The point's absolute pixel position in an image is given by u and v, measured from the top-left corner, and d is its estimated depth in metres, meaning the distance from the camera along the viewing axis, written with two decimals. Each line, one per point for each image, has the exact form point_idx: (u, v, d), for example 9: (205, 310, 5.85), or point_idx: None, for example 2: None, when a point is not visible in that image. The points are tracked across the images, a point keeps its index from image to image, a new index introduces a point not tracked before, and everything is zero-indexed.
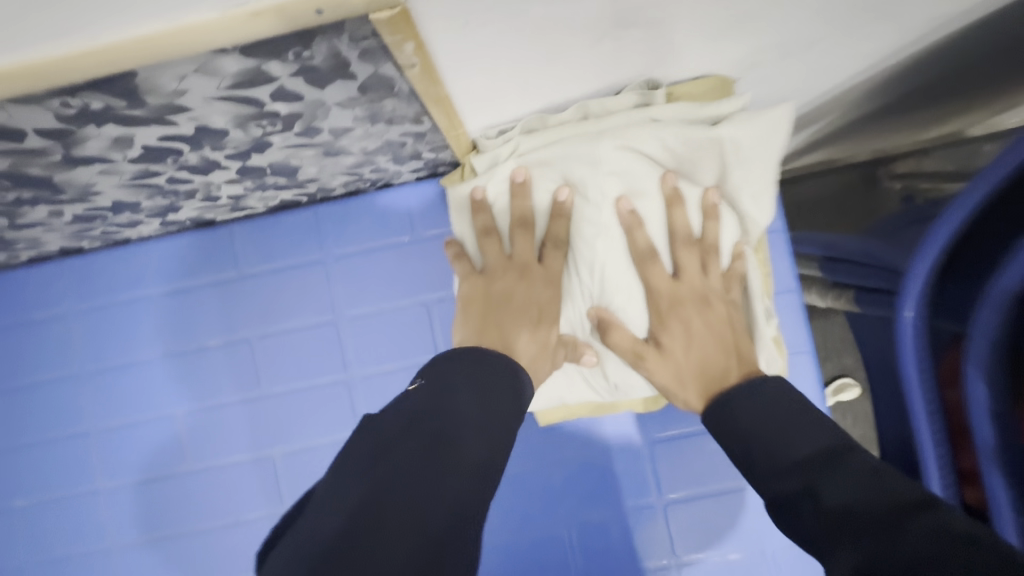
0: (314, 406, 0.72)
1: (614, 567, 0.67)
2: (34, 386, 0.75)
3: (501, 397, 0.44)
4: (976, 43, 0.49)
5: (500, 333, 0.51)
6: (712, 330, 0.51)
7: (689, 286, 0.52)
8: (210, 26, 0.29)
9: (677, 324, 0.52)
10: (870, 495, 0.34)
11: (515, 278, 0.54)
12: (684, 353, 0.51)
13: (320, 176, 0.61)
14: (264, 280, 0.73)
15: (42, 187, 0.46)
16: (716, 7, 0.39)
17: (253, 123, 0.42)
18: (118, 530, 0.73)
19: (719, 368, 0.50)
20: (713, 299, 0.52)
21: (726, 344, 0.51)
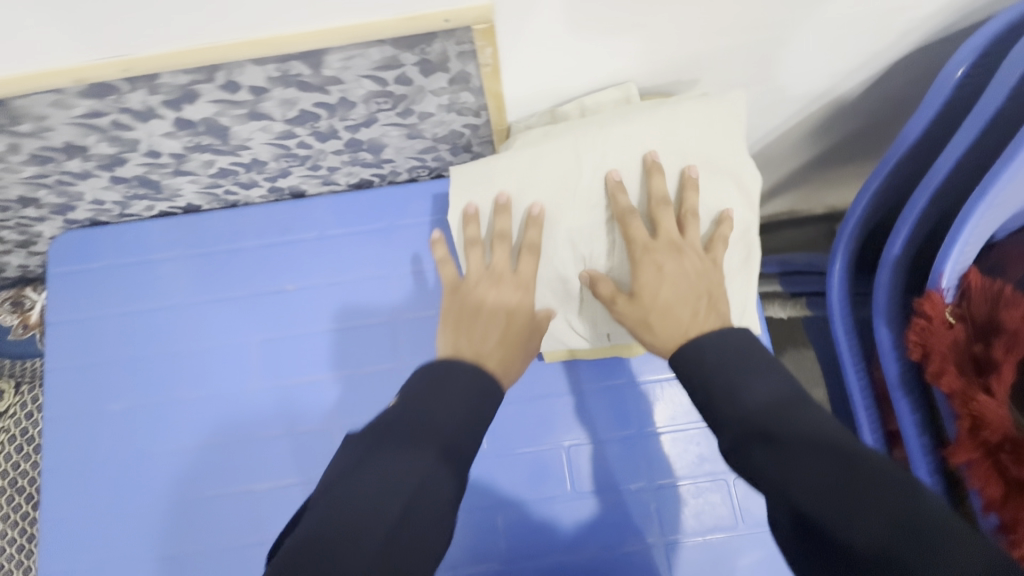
0: (372, 344, 0.82)
1: (603, 490, 0.78)
2: (120, 317, 0.82)
3: (459, 401, 0.55)
4: (858, 68, 0.71)
5: (473, 333, 0.61)
6: (687, 279, 0.60)
7: (664, 240, 0.62)
8: (383, 24, 0.50)
9: (651, 268, 0.60)
10: (803, 453, 0.44)
11: (490, 283, 0.65)
12: (657, 294, 0.60)
13: (395, 159, 0.78)
14: (341, 237, 0.84)
15: (216, 136, 0.65)
16: (680, 37, 0.59)
17: (374, 100, 0.62)
18: (184, 451, 0.80)
19: (688, 309, 0.59)
20: (687, 251, 0.61)
21: (696, 293, 0.60)
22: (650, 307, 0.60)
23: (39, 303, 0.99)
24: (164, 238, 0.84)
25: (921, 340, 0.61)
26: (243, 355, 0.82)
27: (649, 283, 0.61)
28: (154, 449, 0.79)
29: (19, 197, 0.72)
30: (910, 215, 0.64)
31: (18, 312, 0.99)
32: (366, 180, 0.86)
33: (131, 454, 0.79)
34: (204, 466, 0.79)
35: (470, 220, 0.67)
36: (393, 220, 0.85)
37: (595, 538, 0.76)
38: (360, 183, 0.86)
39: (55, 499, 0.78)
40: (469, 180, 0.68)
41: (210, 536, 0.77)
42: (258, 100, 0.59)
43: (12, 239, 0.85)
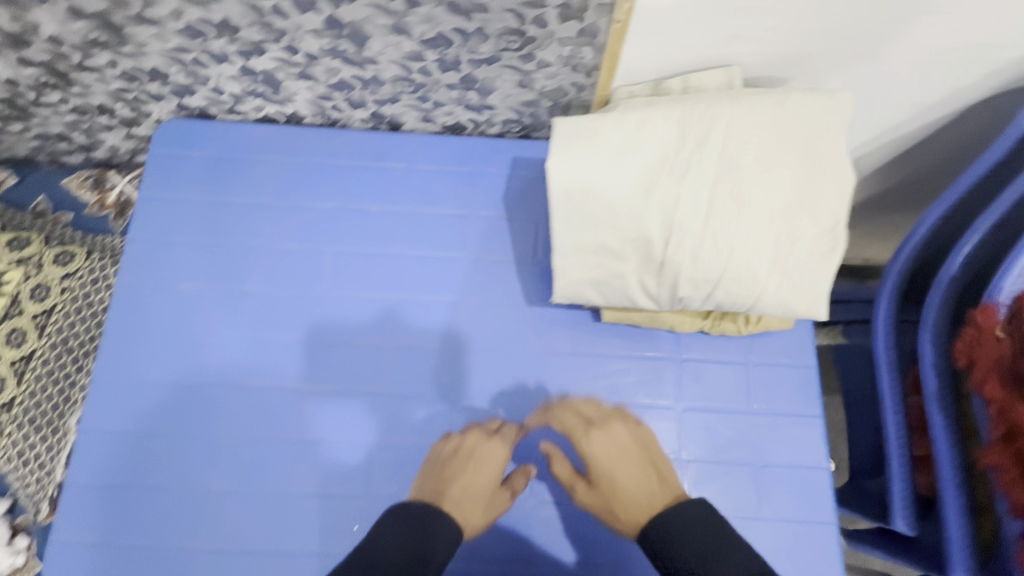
0: (434, 277, 0.83)
1: None
2: (205, 203, 0.85)
3: (433, 536, 0.61)
4: (936, 104, 0.77)
5: (450, 489, 0.68)
6: (630, 458, 0.69)
7: (600, 415, 0.74)
8: None
9: (599, 435, 0.71)
10: None
11: (478, 447, 0.73)
12: (606, 475, 0.69)
13: (497, 107, 0.84)
14: (426, 172, 0.87)
15: (353, 42, 0.71)
16: (791, 32, 0.66)
17: (506, 38, 0.69)
18: (231, 338, 0.80)
19: (640, 486, 0.67)
20: (615, 426, 0.72)
21: (642, 463, 0.69)
22: (610, 496, 0.68)
23: (120, 187, 1.05)
24: (266, 140, 0.88)
25: (968, 349, 0.66)
26: (320, 258, 0.83)
27: (606, 465, 0.69)
28: (214, 329, 0.79)
29: (155, 68, 0.78)
30: (974, 235, 0.68)
31: (98, 190, 1.04)
32: (460, 127, 0.91)
33: (189, 330, 0.79)
34: (257, 355, 0.79)
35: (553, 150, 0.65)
36: (479, 167, 0.88)
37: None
38: (455, 128, 0.91)
39: (106, 356, 0.77)
40: (564, 136, 0.65)
41: (252, 425, 0.77)
42: (406, 12, 0.66)
43: (123, 116, 0.91)
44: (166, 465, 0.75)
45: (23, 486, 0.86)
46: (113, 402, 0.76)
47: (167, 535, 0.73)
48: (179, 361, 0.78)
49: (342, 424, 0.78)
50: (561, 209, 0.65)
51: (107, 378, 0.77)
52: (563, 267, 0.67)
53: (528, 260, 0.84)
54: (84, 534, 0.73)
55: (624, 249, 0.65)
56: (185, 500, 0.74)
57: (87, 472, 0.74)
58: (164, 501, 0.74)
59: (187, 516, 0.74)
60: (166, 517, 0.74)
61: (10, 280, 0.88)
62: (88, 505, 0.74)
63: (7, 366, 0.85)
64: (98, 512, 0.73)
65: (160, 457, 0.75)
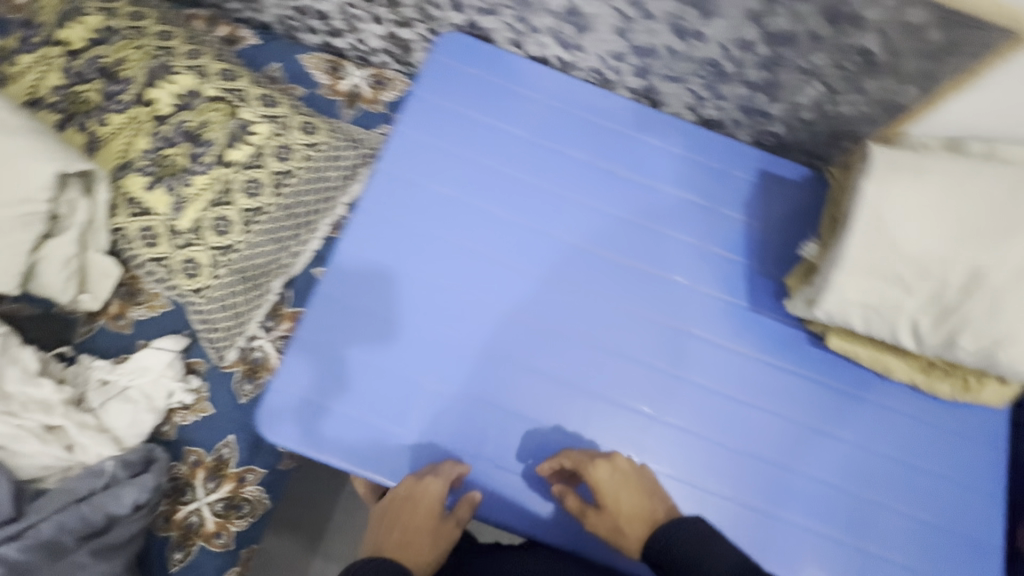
0: (665, 254, 0.88)
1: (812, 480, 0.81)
2: (472, 120, 0.88)
3: None
4: None
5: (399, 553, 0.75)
6: (636, 492, 0.75)
7: (610, 463, 0.77)
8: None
9: (603, 468, 0.76)
10: None
11: (399, 512, 0.75)
12: (625, 508, 0.75)
13: (772, 113, 0.86)
14: (678, 155, 0.91)
15: (695, 14, 0.73)
16: None
17: (844, 54, 0.71)
18: (474, 253, 0.86)
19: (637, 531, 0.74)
20: (620, 459, 0.77)
21: (642, 489, 0.76)
22: (616, 517, 0.75)
23: (352, 79, 1.06)
24: (539, 79, 0.91)
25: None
26: (561, 208, 0.88)
27: (610, 491, 0.75)
28: (453, 243, 0.85)
29: None
30: None
31: (331, 75, 1.06)
32: (714, 124, 0.94)
33: (431, 238, 0.85)
34: (481, 280, 0.85)
35: (879, 169, 0.69)
36: (728, 167, 0.92)
37: (810, 518, 0.80)
38: (709, 123, 0.94)
39: (354, 238, 0.83)
40: (889, 165, 0.69)
41: (464, 342, 0.83)
42: (774, 6, 0.68)
43: (404, 14, 0.93)
44: (384, 352, 0.81)
45: (213, 330, 0.87)
46: (352, 280, 0.82)
47: (370, 414, 0.80)
48: (425, 260, 0.84)
49: (542, 367, 0.84)
50: (865, 230, 0.68)
51: (351, 257, 0.82)
52: (845, 284, 0.70)
53: (754, 266, 0.88)
54: (300, 389, 0.79)
55: (916, 284, 0.68)
56: (393, 389, 0.81)
57: (314, 336, 0.81)
58: (373, 383, 0.80)
59: (390, 403, 0.80)
60: (373, 398, 0.80)
61: (259, 133, 0.89)
62: (320, 358, 0.80)
63: (239, 213, 0.87)
64: (315, 375, 0.80)
65: (379, 344, 0.81)
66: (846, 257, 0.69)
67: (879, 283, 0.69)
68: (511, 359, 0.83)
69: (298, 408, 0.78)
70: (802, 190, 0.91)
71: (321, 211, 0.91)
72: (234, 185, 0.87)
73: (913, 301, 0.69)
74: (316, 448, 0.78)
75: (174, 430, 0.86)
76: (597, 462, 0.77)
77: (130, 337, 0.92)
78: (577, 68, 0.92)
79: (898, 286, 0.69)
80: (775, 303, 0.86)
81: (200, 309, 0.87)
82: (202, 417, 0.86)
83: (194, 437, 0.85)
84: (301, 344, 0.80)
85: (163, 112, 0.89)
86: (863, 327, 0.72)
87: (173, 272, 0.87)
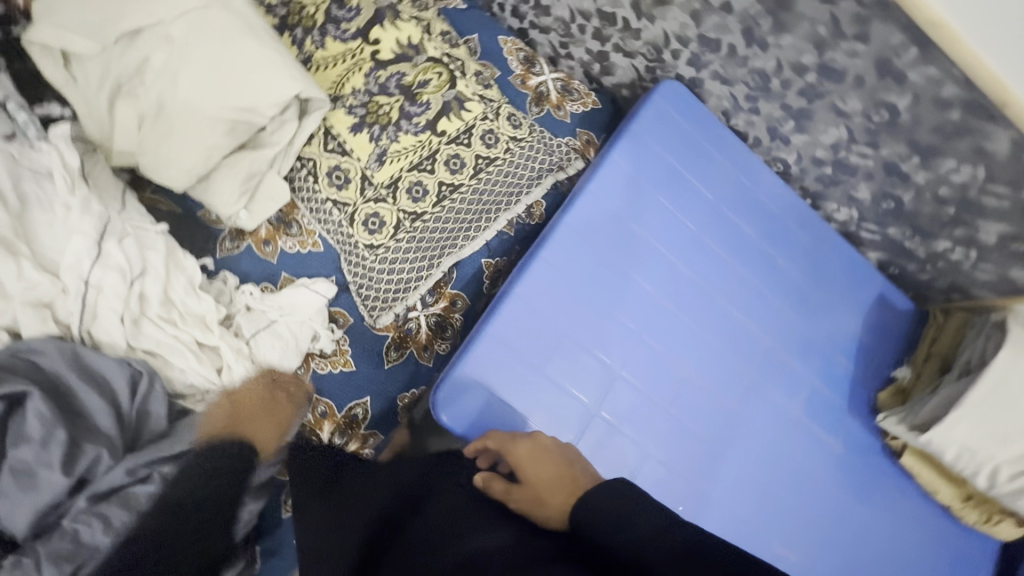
0: (796, 344, 0.97)
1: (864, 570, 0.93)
2: (675, 170, 0.93)
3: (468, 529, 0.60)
4: None
5: (238, 430, 0.68)
6: (552, 460, 0.71)
7: (529, 453, 0.72)
8: None
9: (525, 458, 0.71)
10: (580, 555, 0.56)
11: (264, 397, 0.72)
12: (540, 473, 0.69)
13: (912, 250, 0.99)
14: (825, 260, 1.02)
15: (911, 158, 0.83)
16: None
17: (1009, 235, 0.84)
18: (651, 293, 0.89)
19: (555, 489, 0.67)
20: (545, 439, 0.74)
21: (549, 455, 0.72)
22: (536, 485, 0.68)
23: (543, 78, 1.05)
24: (736, 153, 0.98)
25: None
26: (730, 276, 0.95)
27: (528, 462, 0.71)
28: (639, 281, 0.89)
29: (738, 55, 0.86)
30: None
31: (525, 67, 1.05)
32: (855, 240, 1.05)
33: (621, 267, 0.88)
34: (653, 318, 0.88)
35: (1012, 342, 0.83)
36: (859, 283, 1.03)
37: None
38: (852, 238, 1.05)
39: (559, 250, 0.85)
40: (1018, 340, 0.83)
41: (628, 379, 0.86)
42: (982, 180, 0.80)
43: (633, 46, 0.96)
44: (560, 368, 0.83)
45: (374, 290, 0.85)
46: (548, 291, 0.84)
47: (536, 425, 0.81)
48: (607, 287, 0.87)
49: (691, 420, 0.88)
50: (986, 385, 0.83)
51: (551, 268, 0.84)
52: (956, 422, 0.84)
53: (856, 374, 1.00)
54: (478, 384, 0.80)
55: (1011, 441, 0.83)
56: (561, 405, 0.82)
57: (502, 335, 0.81)
58: (544, 395, 0.82)
59: (557, 417, 0.82)
60: (542, 409, 0.81)
61: (472, 111, 0.88)
62: (494, 354, 0.81)
63: (436, 184, 0.86)
64: (495, 372, 0.80)
65: (558, 357, 0.83)
66: (964, 402, 0.83)
67: (985, 432, 0.83)
68: (658, 403, 0.87)
69: (473, 401, 0.79)
70: (905, 321, 1.05)
71: (504, 204, 0.91)
72: (439, 155, 0.86)
73: (1007, 456, 0.83)
74: (477, 442, 0.79)
75: (308, 374, 0.84)
76: (520, 441, 0.74)
77: (274, 267, 0.87)
78: (767, 153, 0.99)
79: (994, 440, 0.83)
80: (863, 411, 0.99)
81: (369, 266, 0.85)
82: (339, 370, 0.85)
83: (327, 388, 0.84)
84: (488, 339, 0.81)
85: (385, 57, 0.86)
86: (953, 462, 0.86)
87: (353, 220, 0.84)
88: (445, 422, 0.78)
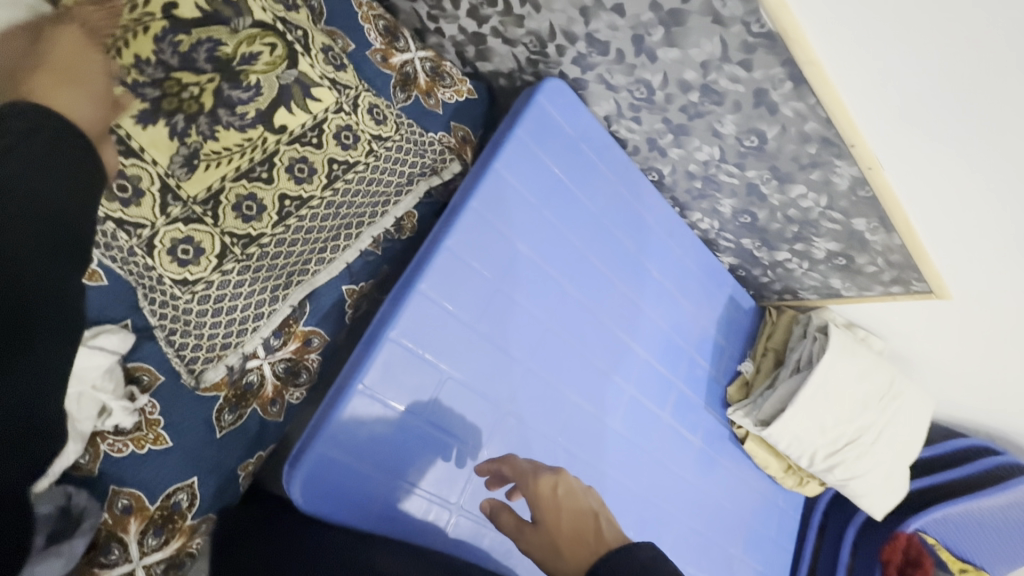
0: (666, 351, 1.01)
1: (718, 552, 1.03)
2: (559, 180, 0.87)
3: None
4: None
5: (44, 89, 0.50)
6: (573, 509, 0.54)
7: (547, 492, 0.56)
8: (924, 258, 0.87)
9: (546, 497, 0.55)
10: None
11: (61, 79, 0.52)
12: (557, 519, 0.53)
13: (757, 259, 1.09)
14: (690, 269, 1.06)
15: (771, 181, 0.88)
16: (936, 361, 1.07)
17: (835, 251, 0.96)
18: (535, 318, 0.83)
19: (576, 539, 0.52)
20: (565, 476, 0.58)
21: (575, 493, 0.56)
22: (554, 534, 0.52)
23: (409, 57, 0.87)
24: (616, 163, 0.94)
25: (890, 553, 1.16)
26: (611, 291, 0.93)
27: (551, 506, 0.55)
28: (524, 305, 0.82)
29: (625, 60, 0.80)
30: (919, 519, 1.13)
31: (386, 40, 0.86)
32: (712, 246, 1.12)
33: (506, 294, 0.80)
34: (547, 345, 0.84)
35: (835, 349, 0.96)
36: (714, 287, 1.11)
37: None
38: (710, 244, 1.11)
39: (438, 278, 0.73)
40: (837, 342, 0.97)
41: (517, 415, 0.80)
42: (826, 208, 0.88)
43: (513, 33, 0.84)
44: (444, 414, 0.73)
45: (191, 341, 0.64)
46: (427, 330, 0.72)
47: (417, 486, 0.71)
48: (491, 316, 0.78)
49: (577, 446, 0.86)
50: (813, 383, 0.95)
51: (428, 302, 0.72)
52: (790, 417, 0.96)
53: (712, 372, 1.09)
54: (346, 451, 0.66)
55: (828, 428, 0.97)
56: (445, 459, 0.73)
57: (374, 388, 0.68)
58: (426, 450, 0.71)
59: (441, 473, 0.72)
60: (423, 467, 0.71)
61: (321, 100, 0.69)
62: (367, 412, 0.67)
63: (277, 199, 0.67)
64: (366, 434, 0.67)
65: (439, 403, 0.73)
66: (798, 400, 0.95)
67: (809, 424, 0.96)
68: (546, 437, 0.82)
69: (340, 472, 0.66)
70: (747, 319, 1.16)
71: (368, 218, 0.75)
72: (278, 158, 0.67)
73: (823, 441, 0.98)
74: (347, 517, 0.66)
75: (97, 463, 0.60)
76: (543, 476, 0.58)
77: None
78: (642, 161, 0.98)
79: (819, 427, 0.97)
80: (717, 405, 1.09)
81: (183, 309, 0.63)
82: (149, 449, 0.63)
83: (128, 476, 0.61)
84: (357, 394, 0.67)
85: (187, 15, 0.63)
86: (786, 448, 0.99)
87: (154, 247, 0.62)
88: (301, 502, 0.64)
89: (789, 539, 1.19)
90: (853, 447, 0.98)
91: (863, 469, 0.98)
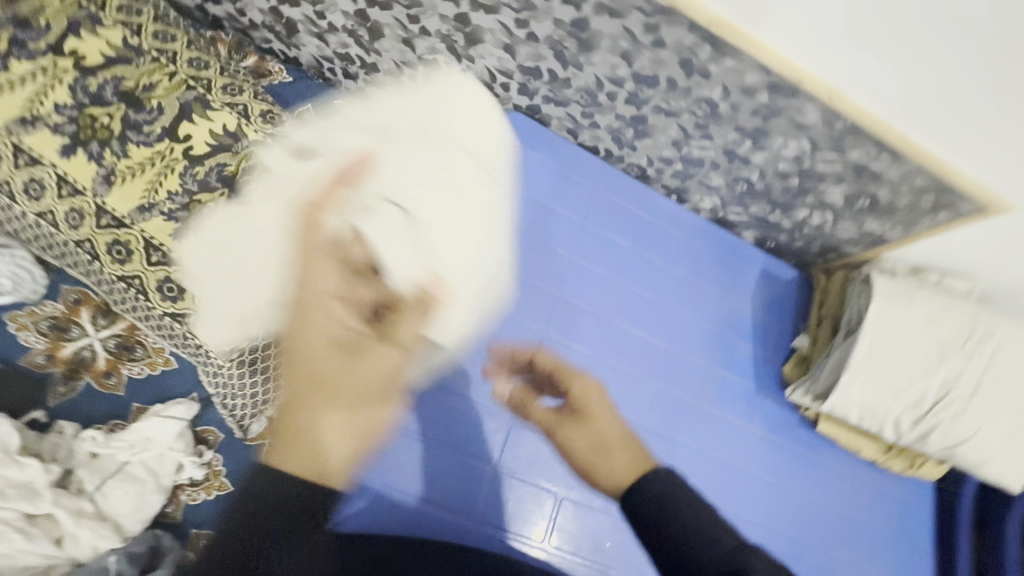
0: (692, 338, 0.97)
1: (805, 549, 0.93)
2: (528, 203, 0.94)
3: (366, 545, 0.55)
4: None
5: None
6: (610, 427, 0.61)
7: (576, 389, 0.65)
8: (955, 173, 0.75)
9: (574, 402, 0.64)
10: None
11: None
12: (590, 425, 0.61)
13: (778, 225, 1.02)
14: (702, 251, 1.03)
15: (748, 142, 0.85)
16: None
17: (853, 193, 0.87)
18: (529, 329, 0.90)
19: (609, 449, 0.58)
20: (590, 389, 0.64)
21: (604, 407, 0.63)
22: (595, 434, 0.60)
23: None
24: (588, 169, 0.99)
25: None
26: (610, 289, 0.95)
27: (594, 405, 0.63)
28: (515, 320, 0.89)
29: (563, 78, 0.86)
30: None
31: None
32: (726, 223, 1.07)
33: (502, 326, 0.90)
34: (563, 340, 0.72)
35: (891, 297, 0.84)
36: (739, 266, 1.05)
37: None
38: (724, 223, 1.07)
39: None
40: (888, 291, 0.84)
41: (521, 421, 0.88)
42: (817, 151, 0.82)
43: None
44: (447, 431, 0.85)
45: (236, 402, 0.79)
46: None
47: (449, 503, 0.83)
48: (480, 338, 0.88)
49: None
50: (867, 342, 0.83)
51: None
52: (850, 385, 0.84)
53: (757, 353, 1.01)
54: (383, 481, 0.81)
55: (905, 390, 0.83)
56: (455, 465, 0.84)
57: None
58: (452, 472, 0.84)
59: (455, 478, 0.84)
60: (436, 474, 0.83)
61: None
62: None
63: None
64: (397, 466, 0.82)
65: (454, 430, 0.85)
66: (852, 364, 0.83)
67: (878, 388, 0.84)
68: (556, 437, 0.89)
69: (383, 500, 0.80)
70: (790, 290, 1.07)
71: None
72: None
73: (905, 405, 0.84)
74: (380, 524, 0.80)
75: (179, 510, 0.76)
76: (576, 376, 0.65)
77: (122, 399, 0.79)
78: (621, 162, 1.00)
79: (888, 387, 0.84)
80: (773, 389, 1.00)
81: (224, 377, 0.79)
82: (217, 494, 0.78)
83: (204, 518, 0.76)
84: None
85: (198, 150, 0.79)
86: (858, 422, 0.86)
87: (197, 331, 0.77)
88: (340, 518, 0.78)
89: (914, 533, 1.01)
90: (948, 407, 0.82)
91: (968, 433, 0.82)
